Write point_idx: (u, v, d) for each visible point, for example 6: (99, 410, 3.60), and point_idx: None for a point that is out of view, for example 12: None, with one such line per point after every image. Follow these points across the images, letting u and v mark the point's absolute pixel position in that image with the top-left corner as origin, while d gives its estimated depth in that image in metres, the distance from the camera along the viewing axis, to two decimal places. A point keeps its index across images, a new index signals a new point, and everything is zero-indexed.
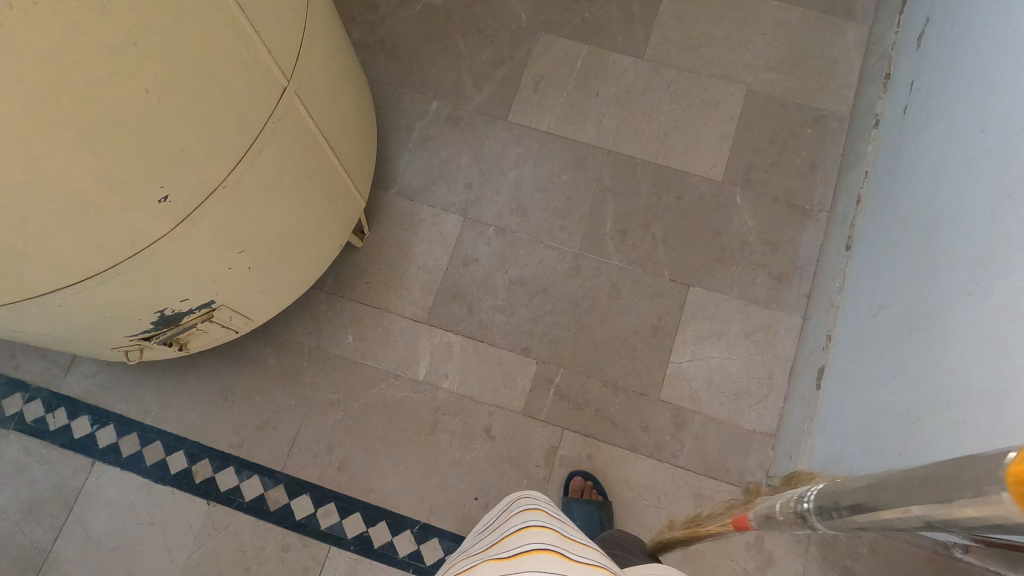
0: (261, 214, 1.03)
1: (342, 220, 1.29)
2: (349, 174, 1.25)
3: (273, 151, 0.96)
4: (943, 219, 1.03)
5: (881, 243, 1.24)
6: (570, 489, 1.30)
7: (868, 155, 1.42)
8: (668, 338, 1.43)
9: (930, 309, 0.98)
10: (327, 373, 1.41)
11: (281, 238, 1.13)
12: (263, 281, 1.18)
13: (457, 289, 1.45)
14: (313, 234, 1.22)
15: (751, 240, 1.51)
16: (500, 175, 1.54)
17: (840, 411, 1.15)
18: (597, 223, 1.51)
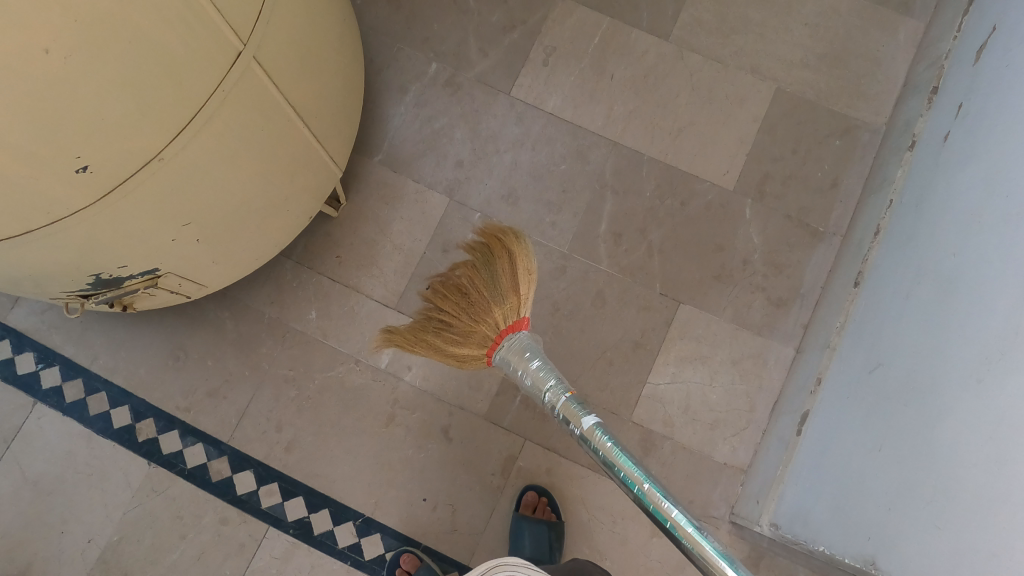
0: (214, 188, 0.92)
1: (312, 190, 1.18)
2: (323, 142, 1.12)
3: (224, 121, 0.83)
4: (966, 282, 0.92)
5: (891, 288, 1.13)
6: (523, 504, 1.25)
7: (895, 181, 1.27)
8: (649, 357, 1.34)
9: (934, 388, 0.88)
10: (285, 347, 1.33)
11: (239, 212, 1.02)
12: (218, 255, 1.08)
13: (433, 276, 1.35)
14: (278, 207, 1.11)
15: (754, 258, 1.37)
16: (494, 156, 1.40)
17: (817, 466, 1.08)
18: (592, 222, 1.38)
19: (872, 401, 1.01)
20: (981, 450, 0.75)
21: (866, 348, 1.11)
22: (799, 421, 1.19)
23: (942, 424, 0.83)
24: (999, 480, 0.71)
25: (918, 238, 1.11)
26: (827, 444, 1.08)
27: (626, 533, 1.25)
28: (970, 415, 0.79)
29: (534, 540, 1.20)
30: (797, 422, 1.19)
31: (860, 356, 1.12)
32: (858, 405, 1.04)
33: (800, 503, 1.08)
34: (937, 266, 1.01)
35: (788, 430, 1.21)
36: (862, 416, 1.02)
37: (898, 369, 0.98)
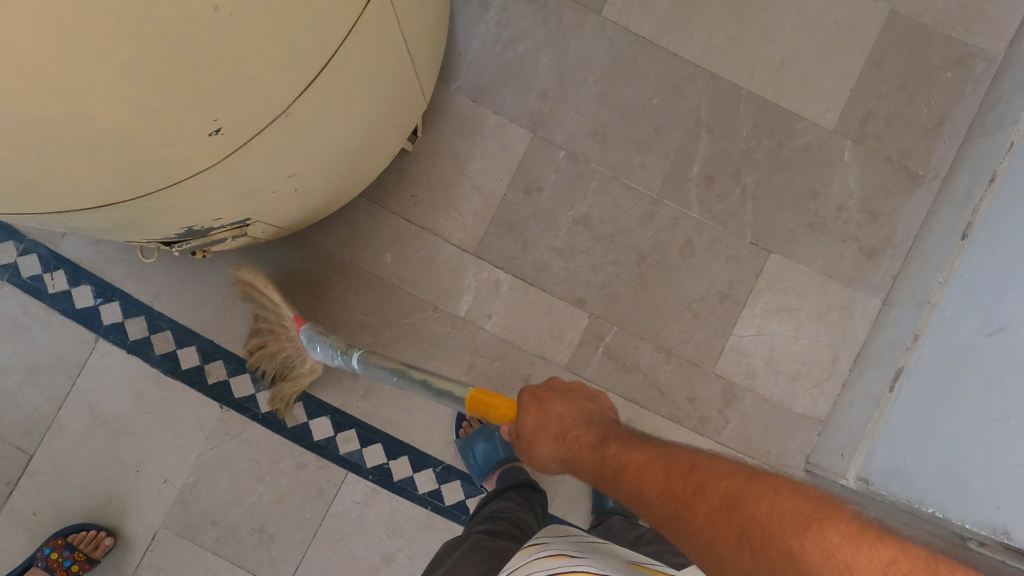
0: (322, 141, 0.87)
1: (402, 129, 1.09)
2: (420, 78, 1.02)
3: (347, 64, 0.76)
4: None
5: (996, 247, 1.11)
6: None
7: (1020, 122, 1.19)
8: (735, 309, 1.28)
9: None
10: (360, 292, 1.26)
11: (340, 157, 0.96)
12: (310, 200, 1.03)
13: (514, 221, 1.26)
14: (372, 150, 1.04)
15: (850, 206, 1.29)
16: (580, 86, 1.27)
17: (914, 431, 1.12)
18: (684, 163, 1.27)
19: (970, 370, 1.05)
20: None
21: (964, 312, 1.11)
22: (892, 376, 1.19)
23: None
24: None
25: None
26: (919, 410, 1.12)
27: None
28: None
29: None
30: (890, 377, 1.20)
31: (958, 320, 1.12)
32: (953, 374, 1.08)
33: (899, 460, 1.12)
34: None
35: (879, 386, 1.21)
36: (957, 385, 1.07)
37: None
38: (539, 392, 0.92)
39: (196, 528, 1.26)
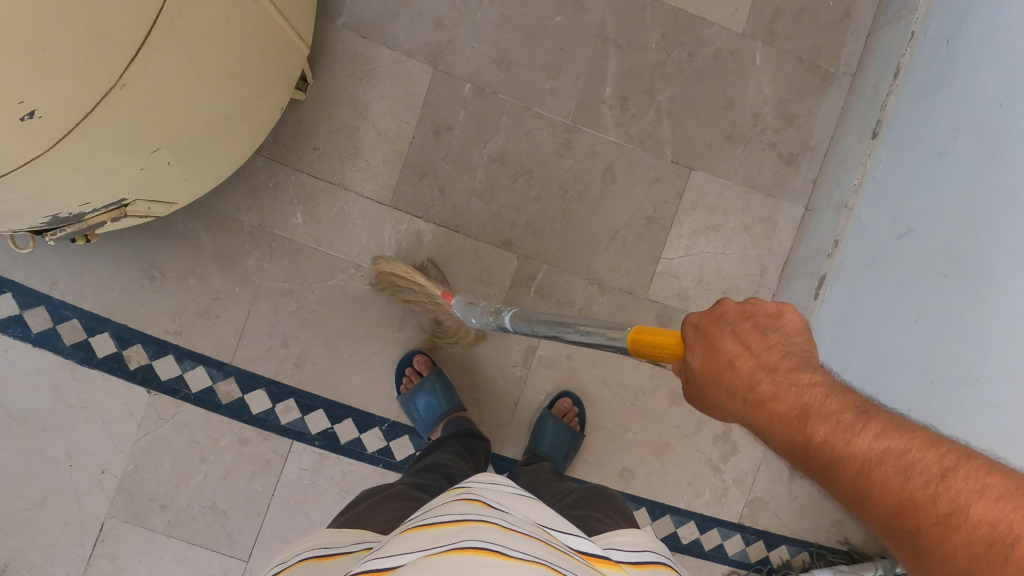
0: (181, 107, 0.78)
1: (281, 79, 0.99)
2: (288, 20, 0.92)
3: (183, 17, 0.67)
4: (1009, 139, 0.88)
5: (914, 145, 1.08)
6: (556, 407, 1.25)
7: (918, 8, 1.16)
8: (663, 232, 1.27)
9: (982, 266, 0.88)
10: (275, 257, 1.20)
11: (211, 122, 0.87)
12: (192, 173, 0.94)
13: (428, 166, 1.20)
14: (247, 108, 0.94)
15: (765, 111, 1.27)
16: (477, 11, 1.19)
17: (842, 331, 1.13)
18: (595, 85, 1.22)
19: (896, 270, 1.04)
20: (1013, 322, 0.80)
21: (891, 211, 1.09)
22: (817, 285, 1.21)
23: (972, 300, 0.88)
24: None
25: (951, 84, 1.03)
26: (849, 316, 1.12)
27: (647, 405, 1.31)
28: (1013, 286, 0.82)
29: (554, 438, 1.20)
30: (815, 286, 1.21)
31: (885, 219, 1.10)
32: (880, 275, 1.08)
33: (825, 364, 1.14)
34: (980, 118, 0.94)
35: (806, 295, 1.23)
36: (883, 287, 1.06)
37: (934, 240, 0.97)
38: (701, 319, 0.63)
39: (144, 513, 1.24)
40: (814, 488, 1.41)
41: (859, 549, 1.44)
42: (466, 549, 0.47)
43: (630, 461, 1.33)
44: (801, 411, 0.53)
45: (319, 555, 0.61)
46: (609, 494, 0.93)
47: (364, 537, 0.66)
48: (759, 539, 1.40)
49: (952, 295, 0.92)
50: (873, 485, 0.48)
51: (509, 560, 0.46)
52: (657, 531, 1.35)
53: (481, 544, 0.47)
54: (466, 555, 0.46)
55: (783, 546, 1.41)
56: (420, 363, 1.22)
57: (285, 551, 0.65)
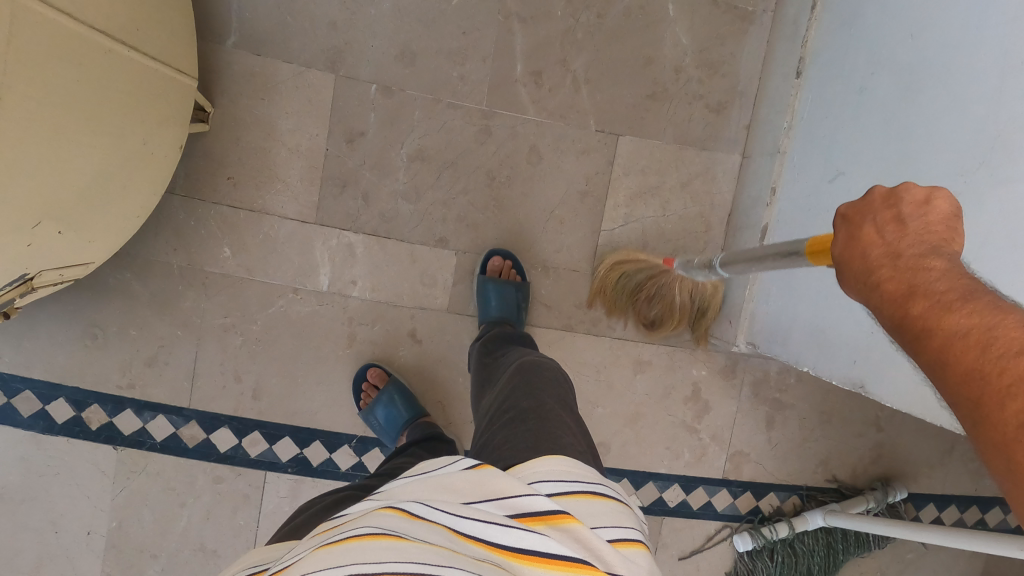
0: (52, 175, 0.73)
1: (166, 121, 0.94)
2: (153, 59, 0.87)
3: (26, 82, 0.62)
4: (931, 71, 0.79)
5: (837, 86, 1.00)
6: (489, 268, 1.21)
7: None
8: (599, 204, 1.25)
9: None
10: (211, 295, 1.18)
11: (93, 180, 0.83)
12: (90, 235, 0.90)
13: (347, 176, 1.17)
14: (133, 158, 0.89)
15: (687, 63, 1.20)
16: (369, 8, 1.13)
17: (785, 282, 1.07)
18: (505, 65, 1.17)
19: (829, 216, 0.97)
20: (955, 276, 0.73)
21: (821, 156, 1.01)
22: (760, 237, 1.15)
23: None
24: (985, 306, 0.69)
25: (866, 15, 0.94)
26: (791, 272, 1.05)
27: (611, 376, 1.32)
28: None
29: (500, 300, 1.17)
30: (759, 237, 1.15)
31: (816, 164, 1.03)
32: (817, 224, 1.00)
33: (774, 321, 1.09)
34: (896, 51, 0.87)
35: (750, 247, 1.18)
36: (821, 237, 0.98)
37: (863, 183, 0.90)
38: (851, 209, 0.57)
39: (137, 566, 1.25)
40: (795, 433, 1.41)
41: (848, 486, 1.45)
42: (361, 536, 0.42)
43: (605, 435, 1.34)
44: (897, 290, 0.48)
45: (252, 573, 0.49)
46: (541, 377, 0.83)
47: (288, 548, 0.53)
48: (747, 490, 1.42)
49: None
50: (954, 354, 0.41)
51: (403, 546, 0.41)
52: (643, 498, 1.37)
53: (378, 530, 0.43)
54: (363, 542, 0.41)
55: (772, 494, 1.43)
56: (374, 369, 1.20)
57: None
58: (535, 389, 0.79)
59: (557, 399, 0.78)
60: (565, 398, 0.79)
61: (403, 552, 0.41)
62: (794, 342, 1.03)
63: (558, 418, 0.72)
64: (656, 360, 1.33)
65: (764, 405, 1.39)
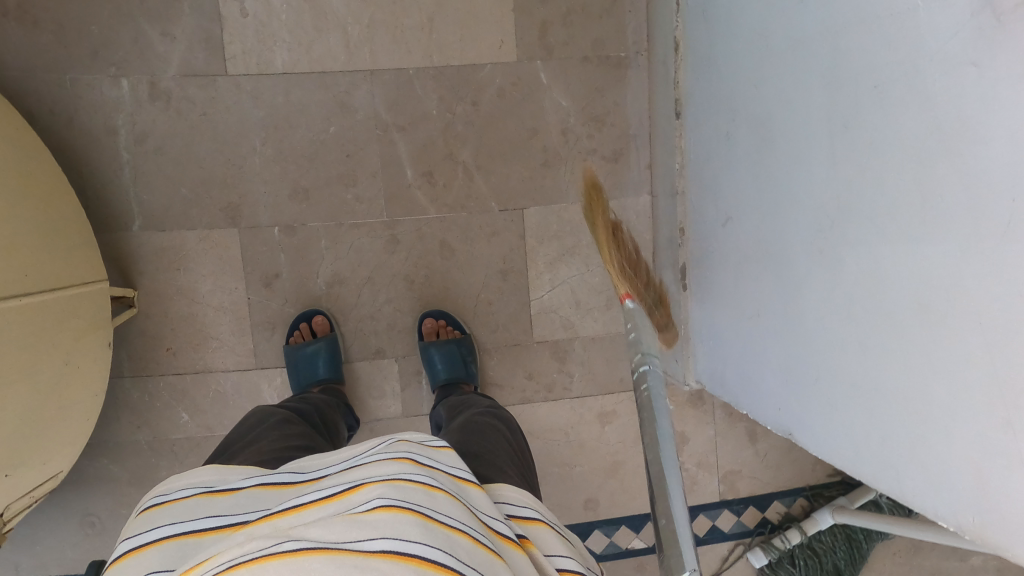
0: None
1: (88, 333, 1.01)
2: (53, 291, 0.93)
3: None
4: (776, 124, 0.79)
5: (710, 129, 0.98)
6: (424, 332, 1.22)
7: None
8: (522, 276, 1.25)
9: (789, 257, 0.79)
10: (181, 459, 1.24)
11: (23, 420, 0.89)
12: (48, 458, 0.97)
13: (276, 318, 1.22)
14: (62, 381, 0.96)
15: (572, 123, 1.20)
16: (253, 160, 1.17)
17: (711, 322, 1.06)
18: (395, 174, 1.19)
19: (731, 261, 0.96)
20: (832, 336, 0.72)
21: (711, 199, 1.01)
22: (681, 277, 1.15)
23: (794, 297, 0.79)
24: (857, 364, 0.68)
25: (717, 60, 0.93)
26: (713, 313, 1.05)
27: (582, 436, 1.32)
28: (819, 284, 0.73)
29: (448, 364, 1.18)
30: (680, 278, 1.15)
31: (710, 206, 1.02)
32: (723, 266, 0.99)
33: (710, 361, 1.08)
34: (746, 100, 0.86)
35: (675, 287, 1.17)
36: (728, 282, 0.97)
37: (749, 230, 0.89)
38: None
39: None
40: (781, 441, 1.39)
41: (854, 476, 1.43)
42: (388, 508, 0.44)
43: (591, 491, 1.34)
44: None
45: (210, 490, 0.54)
46: (500, 432, 0.83)
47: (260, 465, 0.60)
48: (750, 506, 1.41)
49: (777, 287, 0.83)
50: None
51: (431, 524, 0.44)
52: (646, 539, 1.38)
53: (402, 503, 0.45)
54: (394, 517, 0.43)
55: (775, 502, 1.42)
56: (318, 323, 1.20)
57: (159, 487, 0.55)
58: (492, 438, 0.80)
59: (510, 451, 0.78)
60: (517, 454, 0.80)
61: (427, 533, 0.43)
62: (730, 384, 1.02)
63: (507, 463, 0.72)
64: (621, 409, 1.32)
65: (742, 422, 1.38)
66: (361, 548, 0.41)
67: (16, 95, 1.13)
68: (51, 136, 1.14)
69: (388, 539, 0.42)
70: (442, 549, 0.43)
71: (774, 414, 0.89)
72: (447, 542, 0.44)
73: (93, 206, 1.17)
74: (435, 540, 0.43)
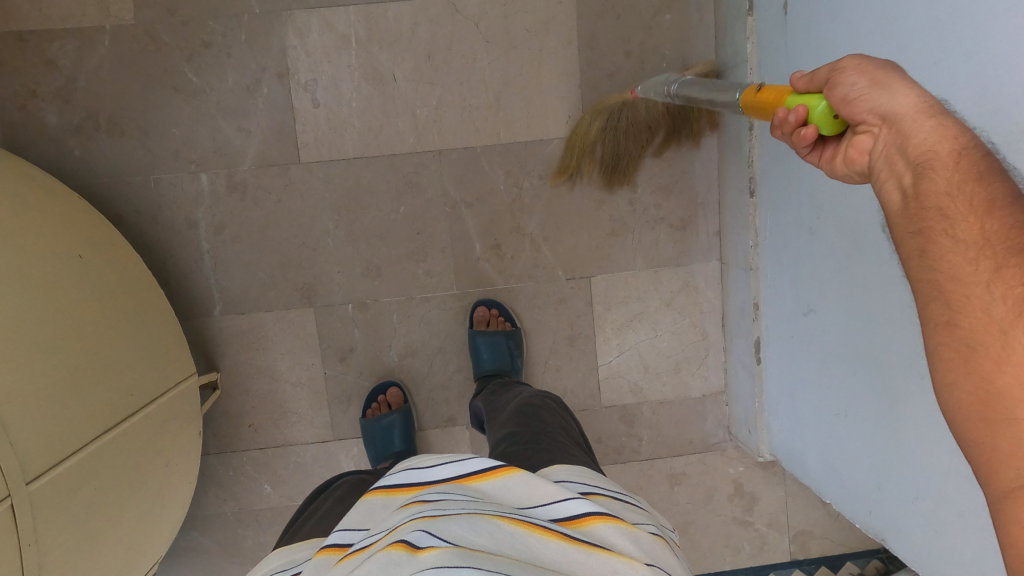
0: (98, 555, 0.86)
1: (184, 433, 1.04)
2: (157, 398, 0.97)
3: (25, 553, 0.73)
4: (866, 238, 0.78)
5: (791, 217, 0.98)
6: (476, 320, 1.22)
7: (748, 56, 1.04)
8: (589, 342, 1.26)
9: (881, 368, 0.79)
10: (265, 527, 1.30)
11: (134, 533, 0.94)
12: (155, 551, 1.03)
13: (351, 390, 1.25)
14: (166, 485, 0.99)
15: (639, 193, 1.21)
16: (325, 240, 1.21)
17: (790, 400, 1.06)
18: (464, 250, 1.22)
19: (812, 352, 0.96)
20: (929, 455, 0.73)
21: (791, 287, 1.00)
22: (754, 349, 1.14)
23: (886, 409, 0.79)
24: (961, 494, 0.69)
25: (799, 152, 0.93)
26: (793, 394, 1.04)
27: (651, 497, 1.32)
28: (917, 409, 0.73)
29: (492, 354, 1.18)
30: (754, 350, 1.14)
31: (788, 291, 1.01)
32: (804, 353, 0.98)
33: (786, 440, 1.08)
34: (832, 204, 0.85)
35: (748, 357, 1.17)
36: (809, 371, 0.97)
37: (833, 329, 0.89)
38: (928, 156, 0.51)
39: None
40: None
41: None
42: (386, 550, 0.47)
43: None
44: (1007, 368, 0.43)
45: None
46: (548, 415, 0.86)
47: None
48: (822, 566, 1.38)
49: (868, 391, 0.82)
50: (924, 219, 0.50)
51: (421, 553, 0.46)
52: None
53: (399, 541, 0.48)
54: (384, 555, 0.46)
55: (849, 563, 1.39)
56: (393, 395, 1.23)
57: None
58: (544, 421, 0.83)
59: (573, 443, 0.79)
60: (571, 430, 0.84)
61: (424, 560, 0.45)
62: (809, 468, 1.02)
63: (573, 449, 0.75)
64: (691, 470, 1.32)
65: None
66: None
67: (108, 199, 1.20)
68: (138, 232, 1.20)
69: None
70: (433, 569, 0.44)
71: (861, 512, 0.89)
72: (442, 559, 0.45)
73: (179, 297, 1.22)
74: (430, 561, 0.45)
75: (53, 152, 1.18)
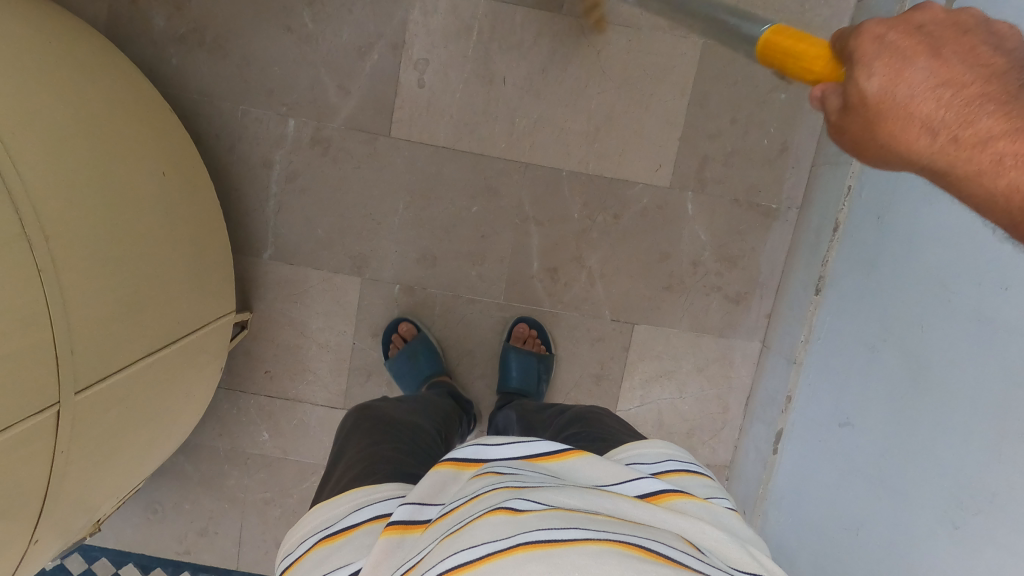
0: (109, 469, 0.86)
1: (206, 366, 1.04)
2: (194, 328, 0.98)
3: (57, 462, 0.72)
4: (933, 377, 0.80)
5: (852, 328, 0.99)
6: (513, 336, 1.23)
7: (853, 159, 1.05)
8: (614, 386, 1.27)
9: (912, 496, 0.80)
10: (252, 473, 1.31)
11: (138, 457, 0.94)
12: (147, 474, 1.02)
13: (373, 367, 1.26)
14: (176, 415, 0.99)
15: (705, 257, 1.22)
16: (391, 217, 1.21)
17: (796, 498, 1.08)
18: (521, 265, 1.22)
19: (836, 460, 0.98)
20: None
21: (832, 394, 1.02)
22: (773, 439, 1.16)
23: (903, 533, 0.81)
24: None
25: (880, 271, 0.94)
26: (802, 493, 1.06)
27: None
28: (940, 548, 0.75)
29: (522, 372, 1.19)
30: (772, 440, 1.16)
31: (828, 396, 1.03)
32: (827, 459, 1.00)
33: (780, 534, 1.10)
34: (902, 332, 0.87)
35: (765, 444, 1.19)
36: (827, 478, 0.99)
37: (867, 447, 0.90)
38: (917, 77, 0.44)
39: None
40: None
41: None
42: (481, 514, 0.46)
43: None
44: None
45: (322, 539, 0.56)
46: (611, 421, 0.88)
47: (401, 489, 0.61)
48: None
49: (892, 519, 0.83)
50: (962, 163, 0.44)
51: (522, 515, 0.45)
52: None
53: (493, 507, 0.46)
54: (483, 520, 0.45)
55: None
56: (405, 330, 1.22)
57: (285, 547, 0.60)
58: (609, 423, 0.85)
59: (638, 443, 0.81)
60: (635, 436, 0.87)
61: (525, 520, 0.45)
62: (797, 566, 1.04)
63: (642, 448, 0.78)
64: None
65: None
66: (463, 561, 0.42)
67: (192, 116, 1.19)
68: (212, 157, 1.20)
69: (491, 540, 0.43)
70: (540, 527, 0.44)
71: None
72: (546, 520, 0.44)
73: (232, 230, 1.22)
74: (533, 520, 0.44)
75: (151, 57, 1.17)
